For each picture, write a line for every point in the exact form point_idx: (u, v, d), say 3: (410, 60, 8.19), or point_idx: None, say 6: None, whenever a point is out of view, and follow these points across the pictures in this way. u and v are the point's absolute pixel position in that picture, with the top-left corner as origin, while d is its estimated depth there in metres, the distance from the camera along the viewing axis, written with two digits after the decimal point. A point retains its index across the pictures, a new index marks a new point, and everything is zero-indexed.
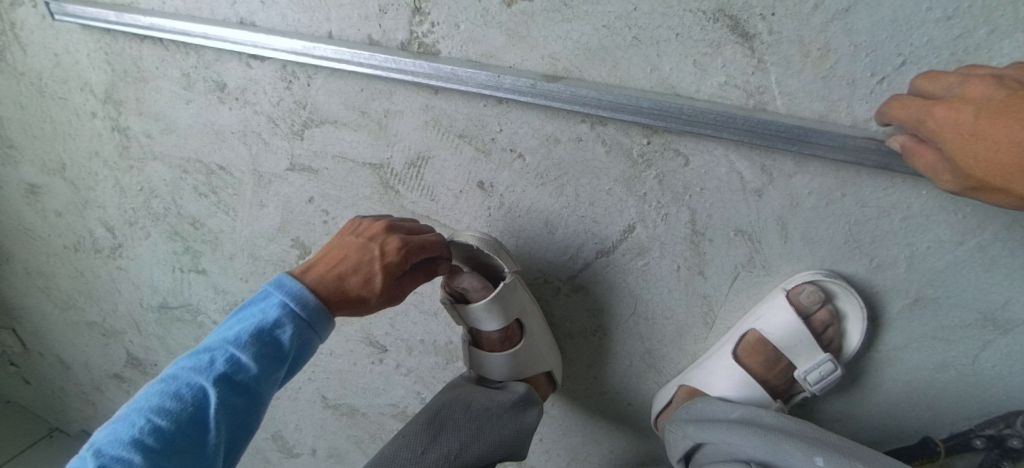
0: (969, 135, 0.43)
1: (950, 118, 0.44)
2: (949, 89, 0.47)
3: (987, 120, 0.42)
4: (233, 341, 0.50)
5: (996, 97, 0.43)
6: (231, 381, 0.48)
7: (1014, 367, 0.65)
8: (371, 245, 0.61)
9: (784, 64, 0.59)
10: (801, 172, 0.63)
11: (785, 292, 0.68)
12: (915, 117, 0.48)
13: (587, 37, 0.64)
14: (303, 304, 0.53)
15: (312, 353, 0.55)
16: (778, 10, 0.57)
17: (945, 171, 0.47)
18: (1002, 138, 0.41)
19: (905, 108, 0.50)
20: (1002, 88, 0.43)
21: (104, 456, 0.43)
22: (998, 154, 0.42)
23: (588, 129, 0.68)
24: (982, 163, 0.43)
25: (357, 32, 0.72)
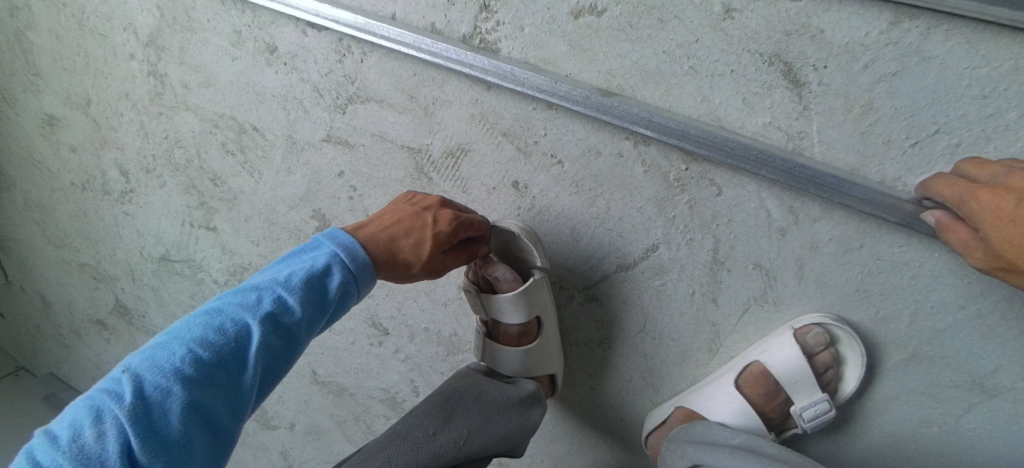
0: (1007, 221, 0.47)
1: (991, 202, 0.48)
2: (993, 175, 0.51)
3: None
4: (281, 283, 0.52)
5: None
6: (274, 320, 0.50)
7: (993, 432, 0.67)
8: (424, 214, 0.64)
9: (827, 114, 0.60)
10: (826, 217, 0.64)
11: (792, 331, 0.70)
12: (959, 196, 0.52)
13: (646, 59, 0.66)
14: (353, 257, 0.55)
15: (348, 308, 0.57)
16: (830, 63, 0.59)
17: (978, 249, 0.51)
18: None
19: (951, 187, 0.53)
20: None
21: (142, 380, 0.44)
22: None
23: (631, 146, 0.70)
24: (1015, 248, 0.46)
25: (421, 18, 0.73)
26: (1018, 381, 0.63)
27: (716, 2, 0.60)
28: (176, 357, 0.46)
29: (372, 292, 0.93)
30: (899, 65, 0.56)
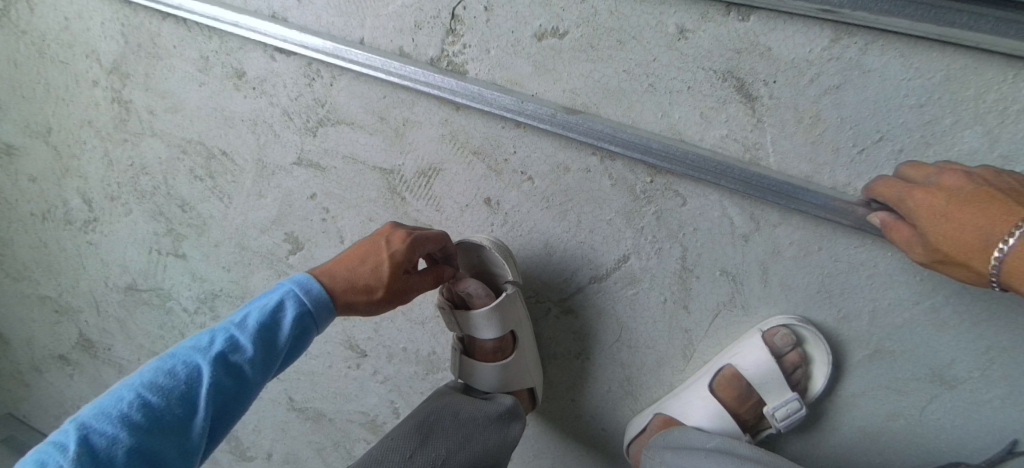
0: (940, 215, 0.50)
1: (927, 199, 0.52)
2: (927, 176, 0.55)
3: (956, 205, 0.49)
4: (235, 324, 0.53)
5: (965, 189, 0.50)
6: (226, 361, 0.50)
7: (955, 421, 0.70)
8: (380, 240, 0.66)
9: (779, 126, 0.64)
10: (785, 223, 0.68)
11: (761, 334, 0.73)
12: (899, 196, 0.56)
13: (608, 78, 0.68)
14: (307, 291, 0.57)
15: (306, 347, 0.57)
16: (779, 78, 0.62)
17: (918, 244, 0.54)
18: (967, 221, 0.48)
19: (891, 188, 0.57)
20: (971, 180, 0.51)
21: (89, 428, 0.44)
22: (963, 234, 0.49)
23: (598, 161, 0.72)
24: (949, 240, 0.50)
25: (389, 42, 0.75)
26: (973, 371, 0.66)
27: (670, 23, 0.64)
28: (125, 403, 0.46)
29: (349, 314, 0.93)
30: (842, 78, 0.60)
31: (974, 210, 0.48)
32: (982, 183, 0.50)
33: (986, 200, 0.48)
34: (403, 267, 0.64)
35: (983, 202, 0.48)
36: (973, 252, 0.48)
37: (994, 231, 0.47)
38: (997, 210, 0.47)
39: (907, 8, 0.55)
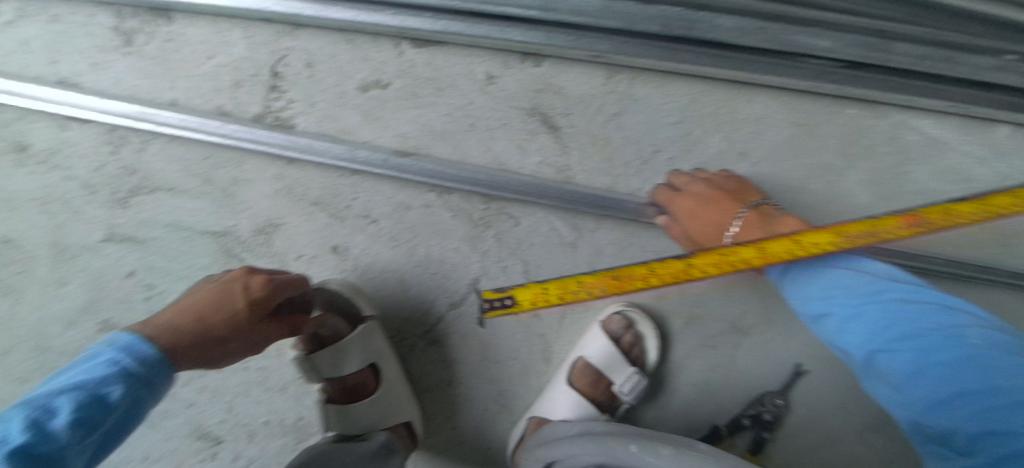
0: (694, 216, 0.69)
1: (685, 205, 0.70)
2: (683, 184, 0.73)
3: (702, 208, 0.68)
4: (42, 406, 0.44)
5: (706, 191, 0.70)
6: (35, 454, 0.41)
7: (756, 361, 0.87)
8: (235, 284, 0.62)
9: (581, 149, 0.77)
10: (602, 227, 0.79)
11: (600, 323, 0.86)
12: (667, 200, 0.73)
13: (433, 122, 0.75)
14: (139, 361, 0.49)
15: (143, 410, 0.49)
16: (573, 111, 0.76)
17: (683, 239, 0.72)
18: (710, 218, 0.67)
19: (661, 194, 0.74)
20: (709, 187, 0.71)
21: None
22: (709, 228, 0.68)
23: (436, 197, 0.78)
24: (701, 234, 0.69)
25: (206, 102, 0.74)
26: (755, 316, 0.86)
27: (479, 71, 0.74)
28: None
29: (195, 398, 0.85)
30: (619, 106, 0.76)
31: (713, 210, 0.68)
32: (715, 189, 0.70)
33: (719, 202, 0.68)
34: (258, 313, 0.61)
35: (717, 204, 0.68)
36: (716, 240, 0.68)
37: (729, 217, 0.67)
38: (725, 205, 0.68)
39: (655, 51, 0.73)
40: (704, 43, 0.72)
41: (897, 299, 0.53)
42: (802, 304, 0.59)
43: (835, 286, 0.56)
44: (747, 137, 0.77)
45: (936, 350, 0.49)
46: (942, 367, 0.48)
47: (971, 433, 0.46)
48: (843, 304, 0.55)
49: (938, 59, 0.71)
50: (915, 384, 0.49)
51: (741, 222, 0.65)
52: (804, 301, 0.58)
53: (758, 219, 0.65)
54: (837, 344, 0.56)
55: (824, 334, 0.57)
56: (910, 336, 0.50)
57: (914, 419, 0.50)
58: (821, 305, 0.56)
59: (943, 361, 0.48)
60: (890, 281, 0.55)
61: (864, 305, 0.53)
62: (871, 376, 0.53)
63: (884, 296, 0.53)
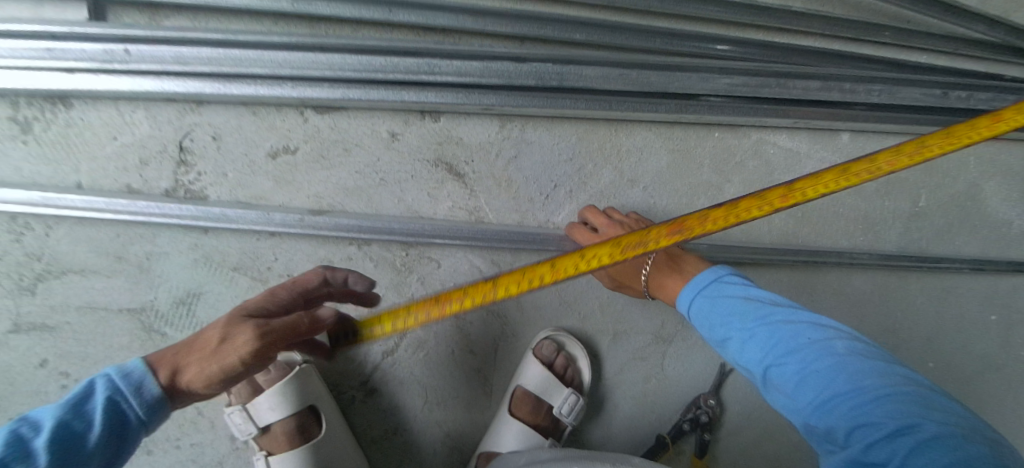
0: (615, 259, 0.80)
1: None
2: (600, 226, 0.81)
3: (621, 251, 0.79)
4: None
5: (621, 231, 0.81)
6: None
7: (686, 368, 0.91)
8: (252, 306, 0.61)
9: (487, 191, 0.84)
10: (518, 260, 0.86)
11: (533, 350, 0.86)
12: (589, 242, 0.81)
13: (345, 180, 0.79)
14: (21, 431, 0.51)
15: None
16: (475, 158, 0.83)
17: (605, 277, 0.83)
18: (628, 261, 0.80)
19: (582, 235, 0.82)
20: (624, 230, 0.80)
21: None
22: (627, 269, 0.80)
23: (357, 249, 0.81)
24: (621, 273, 0.81)
25: (113, 182, 0.73)
26: (679, 326, 0.90)
27: (383, 129, 0.79)
28: None
29: None
30: (515, 150, 0.85)
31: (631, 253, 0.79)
32: (629, 231, 0.80)
33: (633, 245, 0.80)
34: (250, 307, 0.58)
35: (632, 247, 0.80)
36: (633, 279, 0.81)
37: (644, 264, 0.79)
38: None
39: (542, 100, 0.82)
40: (582, 90, 0.83)
41: (779, 320, 0.63)
42: (709, 332, 0.69)
43: (732, 313, 0.66)
44: (635, 165, 0.90)
45: (812, 359, 0.58)
46: (817, 373, 0.57)
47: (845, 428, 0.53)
48: (741, 328, 0.65)
49: (773, 86, 0.87)
50: (799, 391, 0.57)
51: (654, 263, 0.78)
52: (712, 329, 0.68)
53: (669, 270, 0.78)
54: (741, 364, 0.65)
55: (731, 356, 0.67)
56: (790, 348, 0.60)
57: (802, 423, 0.58)
58: (724, 331, 0.66)
59: (818, 368, 0.57)
60: (772, 306, 0.65)
61: (755, 327, 0.63)
62: (768, 390, 0.62)
63: (770, 318, 0.63)
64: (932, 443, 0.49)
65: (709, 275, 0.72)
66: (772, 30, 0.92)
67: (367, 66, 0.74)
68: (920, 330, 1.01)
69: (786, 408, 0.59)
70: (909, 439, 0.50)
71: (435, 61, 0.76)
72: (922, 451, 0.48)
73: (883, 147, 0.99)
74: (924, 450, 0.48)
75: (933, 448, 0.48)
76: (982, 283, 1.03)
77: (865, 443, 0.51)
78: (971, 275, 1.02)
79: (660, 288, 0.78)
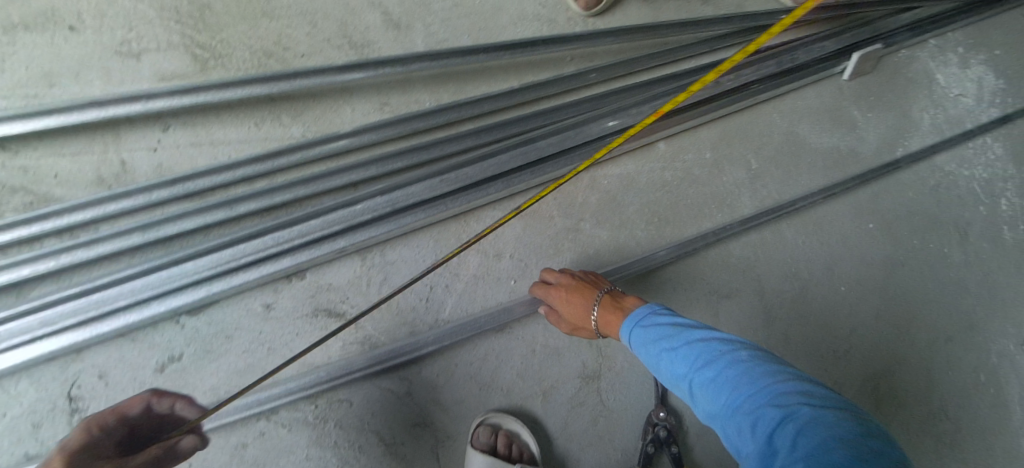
0: (566, 302, 0.86)
1: (558, 293, 0.87)
2: (554, 279, 0.90)
3: (571, 294, 0.85)
4: None
5: (573, 281, 0.87)
6: None
7: (618, 398, 0.95)
8: None
9: (371, 318, 0.90)
10: (424, 365, 0.91)
11: (472, 441, 0.88)
12: (544, 290, 0.89)
13: (235, 363, 0.84)
14: None
15: None
16: (349, 294, 0.91)
17: (562, 322, 0.88)
18: (576, 303, 0.84)
19: (540, 287, 0.90)
20: (576, 278, 0.87)
21: None
22: (575, 312, 0.84)
23: (267, 421, 0.84)
24: (570, 316, 0.85)
25: (9, 457, 0.76)
26: (595, 361, 0.95)
27: (257, 304, 0.87)
28: None
29: None
30: (382, 273, 0.93)
31: (579, 296, 0.84)
32: (582, 279, 0.87)
33: (584, 290, 0.84)
34: None
35: (582, 292, 0.84)
36: (581, 321, 0.84)
37: (591, 307, 0.82)
38: (587, 293, 0.84)
39: (387, 225, 0.92)
40: (418, 203, 0.94)
41: (696, 338, 0.64)
42: (646, 358, 0.71)
43: (657, 337, 0.68)
44: (494, 241, 0.97)
45: (723, 366, 0.60)
46: (728, 377, 0.59)
47: (750, 424, 0.55)
48: (666, 348, 0.67)
49: (572, 135, 1.00)
50: (715, 396, 0.59)
51: (599, 307, 0.81)
52: (647, 355, 0.70)
53: (613, 306, 0.79)
54: (672, 383, 0.67)
55: (665, 378, 0.68)
56: (705, 359, 0.62)
57: (723, 429, 0.59)
58: (653, 356, 0.68)
59: (728, 376, 0.59)
60: (697, 326, 0.67)
61: (676, 346, 0.65)
62: (695, 404, 0.63)
63: (690, 335, 0.66)
64: (823, 423, 0.50)
65: (646, 308, 0.74)
66: (562, 93, 1.06)
67: (219, 261, 0.83)
68: (817, 263, 1.06)
69: (709, 418, 0.61)
70: (797, 425, 0.51)
71: (277, 234, 0.85)
72: (809, 432, 0.50)
73: (704, 136, 1.09)
74: (811, 430, 0.50)
75: (819, 428, 0.50)
76: (846, 203, 1.11)
77: (767, 435, 0.53)
78: (832, 201, 1.10)
79: (605, 324, 0.80)
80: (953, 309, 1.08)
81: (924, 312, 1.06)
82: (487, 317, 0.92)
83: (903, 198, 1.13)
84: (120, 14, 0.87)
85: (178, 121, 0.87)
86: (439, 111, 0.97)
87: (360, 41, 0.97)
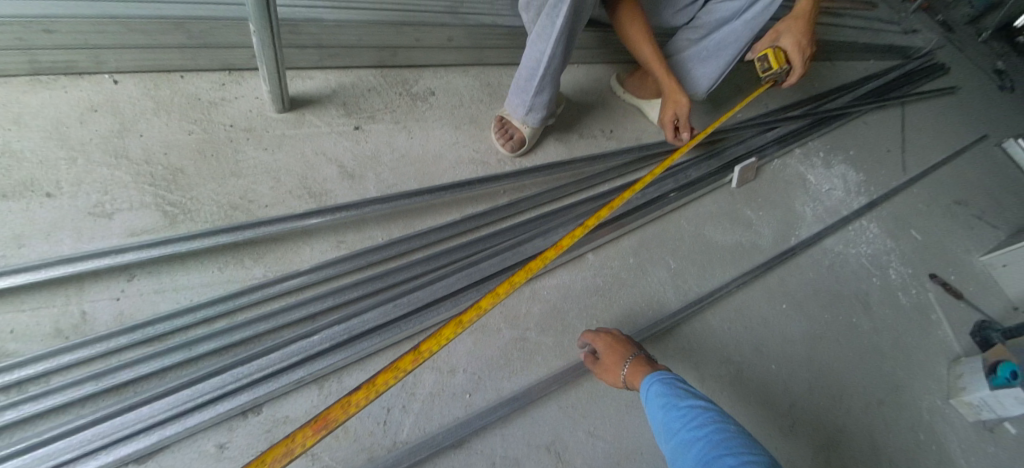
0: (610, 346, 1.00)
1: (606, 338, 1.02)
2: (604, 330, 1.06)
3: (616, 344, 1.00)
4: None
5: (620, 336, 1.03)
6: None
7: None
8: None
9: (328, 447, 0.89)
10: None
11: None
12: (593, 333, 1.05)
13: None
14: None
15: None
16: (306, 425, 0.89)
17: (593, 361, 1.02)
18: (618, 352, 0.98)
19: (591, 331, 1.06)
20: (623, 337, 1.02)
21: None
22: (613, 357, 0.98)
23: None
24: (607, 356, 0.99)
25: None
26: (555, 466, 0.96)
27: (209, 444, 0.84)
28: None
29: None
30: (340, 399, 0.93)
31: (623, 347, 0.99)
32: (627, 339, 1.02)
33: (629, 346, 0.99)
34: None
35: (628, 346, 0.99)
36: (613, 364, 0.97)
37: (628, 357, 0.96)
38: (629, 348, 0.99)
39: (346, 350, 0.95)
40: (375, 328, 0.98)
41: (697, 405, 0.77)
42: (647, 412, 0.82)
43: (665, 395, 0.80)
44: (447, 357, 1.03)
45: (710, 430, 0.72)
46: (711, 439, 0.71)
47: None
48: (671, 404, 0.79)
49: (510, 254, 1.14)
50: (694, 450, 0.71)
51: (635, 360, 0.95)
52: (649, 408, 0.82)
53: (644, 364, 0.93)
54: (660, 437, 0.78)
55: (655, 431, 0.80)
56: (698, 421, 0.74)
57: None
58: (656, 412, 0.80)
59: (714, 438, 0.71)
60: (700, 397, 0.79)
61: (678, 407, 0.78)
62: (673, 458, 0.74)
63: (693, 401, 0.78)
64: None
65: (667, 373, 0.86)
66: (500, 220, 1.20)
67: (176, 402, 0.82)
68: (747, 346, 1.16)
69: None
70: None
71: (238, 370, 0.87)
72: None
73: (624, 245, 1.25)
74: None
75: None
76: (759, 290, 1.25)
77: None
78: (747, 289, 1.25)
79: (632, 373, 0.93)
80: (880, 376, 1.18)
81: (853, 381, 1.16)
82: (444, 432, 0.93)
83: (806, 281, 1.29)
84: (96, 181, 0.97)
85: (144, 271, 0.94)
86: (390, 245, 1.08)
87: (318, 191, 1.11)
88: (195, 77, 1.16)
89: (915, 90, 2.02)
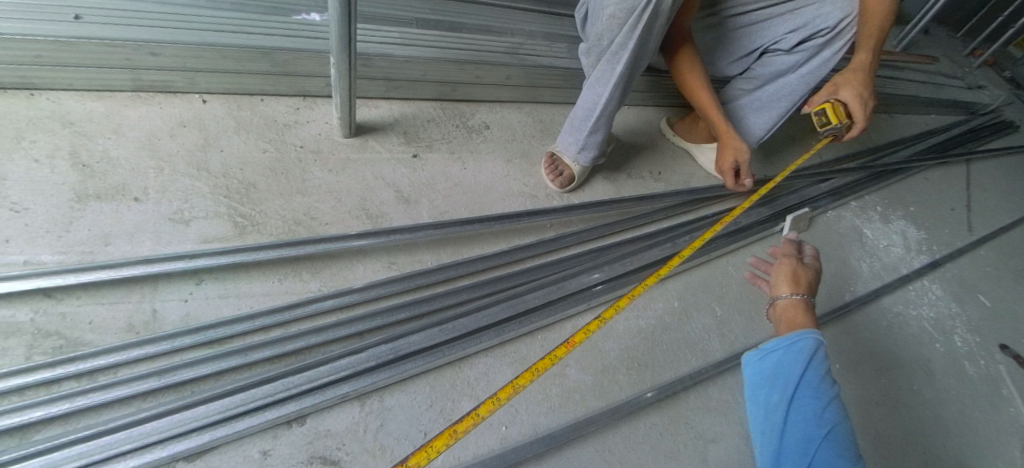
0: (805, 275, 1.09)
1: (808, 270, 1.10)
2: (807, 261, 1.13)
3: (809, 280, 1.08)
4: None
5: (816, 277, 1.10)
6: None
7: None
8: None
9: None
10: None
11: None
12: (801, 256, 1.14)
13: None
14: None
15: None
16: (345, 441, 0.90)
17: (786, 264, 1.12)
18: (809, 287, 1.06)
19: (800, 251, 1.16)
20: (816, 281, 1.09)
21: None
22: (801, 282, 1.07)
23: None
24: (796, 276, 1.08)
25: None
26: None
27: (254, 450, 0.86)
28: None
29: None
30: (380, 419, 0.94)
31: (810, 286, 1.07)
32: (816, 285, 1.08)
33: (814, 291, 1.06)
34: None
35: (813, 290, 1.06)
36: (797, 284, 1.06)
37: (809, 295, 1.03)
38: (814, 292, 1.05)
39: (390, 370, 0.97)
40: (418, 351, 1.00)
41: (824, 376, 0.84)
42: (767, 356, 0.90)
43: (802, 353, 0.87)
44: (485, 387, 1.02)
45: (826, 402, 0.81)
46: (827, 410, 0.80)
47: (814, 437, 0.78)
48: (802, 361, 0.86)
49: (554, 289, 1.14)
50: (806, 408, 0.81)
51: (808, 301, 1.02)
52: (775, 353, 0.90)
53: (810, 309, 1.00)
54: (772, 380, 0.87)
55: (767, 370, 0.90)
56: (817, 389, 0.82)
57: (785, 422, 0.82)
58: (791, 362, 0.87)
59: (827, 416, 0.79)
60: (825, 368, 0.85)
61: (810, 373, 0.84)
62: (777, 400, 0.85)
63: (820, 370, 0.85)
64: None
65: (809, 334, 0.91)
66: (544, 253, 1.22)
67: (230, 404, 0.86)
68: None
69: (782, 415, 0.83)
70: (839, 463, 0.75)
71: (288, 379, 0.91)
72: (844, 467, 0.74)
73: (668, 289, 1.24)
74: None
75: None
76: None
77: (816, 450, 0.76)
78: None
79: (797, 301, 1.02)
80: (940, 449, 1.11)
81: (910, 451, 1.09)
82: (479, 463, 0.92)
83: (862, 341, 1.23)
84: (178, 190, 1.05)
85: (211, 277, 0.99)
86: (438, 270, 1.11)
87: (375, 213, 1.15)
88: (273, 101, 1.25)
89: (982, 147, 1.95)
